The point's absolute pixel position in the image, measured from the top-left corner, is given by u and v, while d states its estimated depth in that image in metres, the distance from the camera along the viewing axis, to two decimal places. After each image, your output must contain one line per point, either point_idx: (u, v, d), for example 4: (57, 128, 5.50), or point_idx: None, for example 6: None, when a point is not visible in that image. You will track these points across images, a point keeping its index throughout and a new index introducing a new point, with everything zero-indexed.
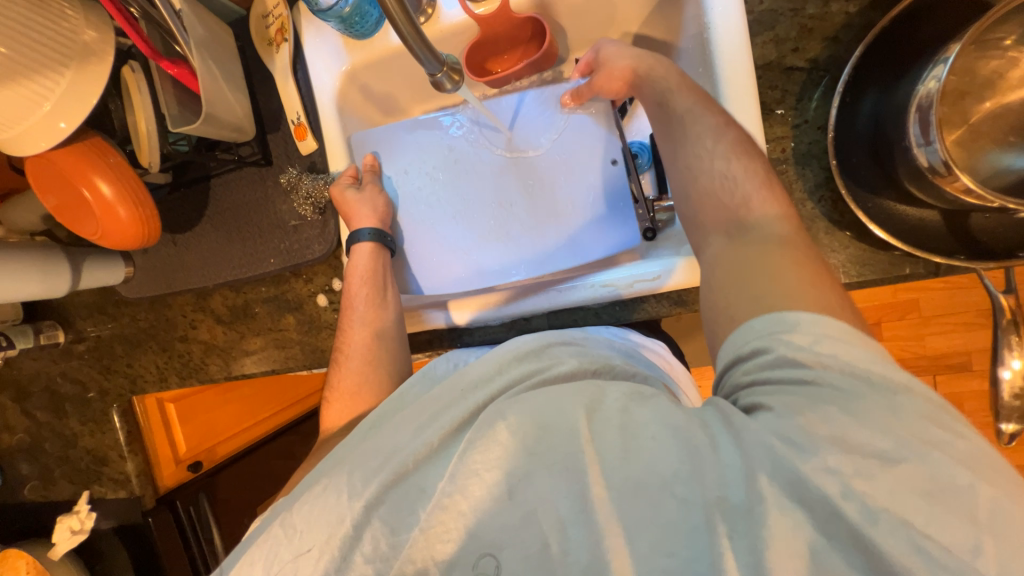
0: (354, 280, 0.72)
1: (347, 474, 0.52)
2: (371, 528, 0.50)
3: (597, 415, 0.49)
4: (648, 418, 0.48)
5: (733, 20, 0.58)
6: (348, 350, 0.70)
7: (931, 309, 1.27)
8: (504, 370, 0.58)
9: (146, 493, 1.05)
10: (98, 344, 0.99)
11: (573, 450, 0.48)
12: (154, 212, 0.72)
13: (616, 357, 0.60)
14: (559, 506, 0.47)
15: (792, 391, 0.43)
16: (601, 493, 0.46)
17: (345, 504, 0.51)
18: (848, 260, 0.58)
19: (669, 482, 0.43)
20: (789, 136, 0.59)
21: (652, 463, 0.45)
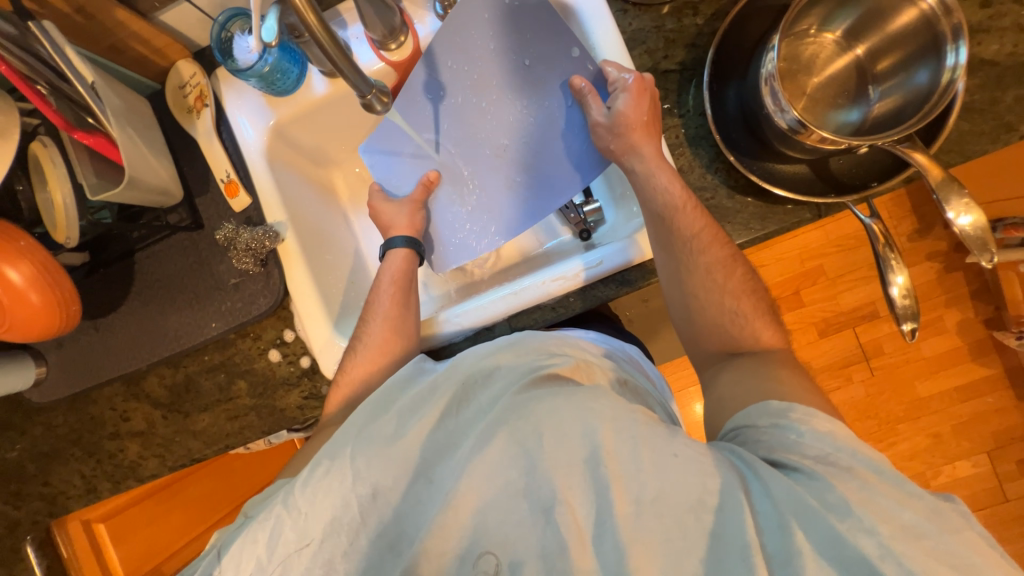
0: (384, 281, 0.73)
1: (351, 457, 0.52)
2: (377, 511, 0.50)
3: (618, 430, 0.47)
4: (670, 436, 0.47)
5: (612, 39, 0.69)
6: (366, 338, 0.70)
7: (833, 270, 1.45)
8: (506, 372, 0.57)
9: None
10: (3, 468, 0.85)
11: (591, 459, 0.46)
12: (74, 292, 0.67)
13: (599, 358, 0.64)
14: (580, 509, 0.46)
15: (796, 452, 0.47)
16: (623, 508, 0.44)
17: (349, 487, 0.51)
18: (751, 217, 0.67)
19: (700, 498, 0.44)
20: (679, 125, 0.69)
21: (677, 485, 0.44)
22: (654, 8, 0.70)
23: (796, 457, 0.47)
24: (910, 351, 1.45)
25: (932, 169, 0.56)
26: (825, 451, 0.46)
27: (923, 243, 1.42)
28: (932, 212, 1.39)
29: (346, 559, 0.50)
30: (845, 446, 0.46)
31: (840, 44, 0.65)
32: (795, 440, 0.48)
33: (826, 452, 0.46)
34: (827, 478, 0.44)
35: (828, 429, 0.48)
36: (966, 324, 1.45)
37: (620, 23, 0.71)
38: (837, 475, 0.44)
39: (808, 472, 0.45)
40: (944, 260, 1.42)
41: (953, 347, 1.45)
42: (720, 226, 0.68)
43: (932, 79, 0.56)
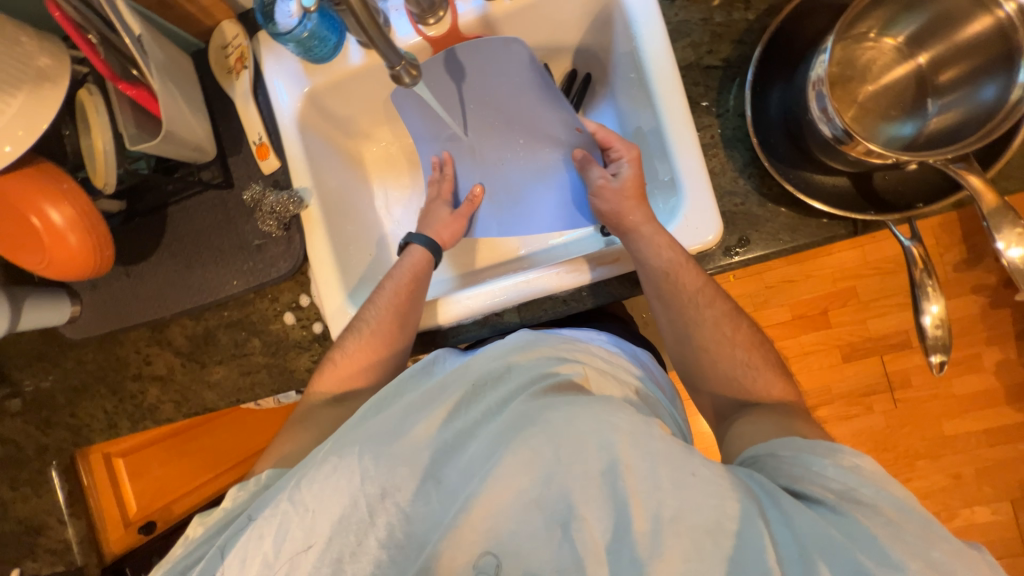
0: (398, 272, 0.74)
1: (360, 456, 0.50)
2: (385, 513, 0.47)
3: (635, 443, 0.45)
4: (684, 453, 0.44)
5: (656, 28, 0.66)
6: (372, 327, 0.70)
7: (866, 293, 1.39)
8: (516, 375, 0.56)
9: (87, 563, 0.95)
10: (35, 396, 0.92)
11: (610, 472, 0.44)
12: (110, 238, 0.70)
13: (618, 369, 0.63)
14: (598, 525, 0.43)
15: (823, 481, 0.46)
16: (642, 527, 0.42)
17: (357, 485, 0.48)
18: (780, 228, 0.65)
19: (715, 520, 0.41)
20: (715, 125, 0.66)
21: (698, 504, 0.42)
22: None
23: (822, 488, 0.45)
24: (939, 387, 1.38)
25: (986, 193, 0.52)
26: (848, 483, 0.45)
27: (969, 275, 1.34)
28: (983, 242, 1.30)
29: (354, 560, 0.46)
30: (874, 483, 0.44)
31: (901, 51, 0.61)
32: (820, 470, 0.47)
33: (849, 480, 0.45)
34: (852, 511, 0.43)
35: (857, 465, 0.46)
36: (1005, 365, 1.36)
37: (666, 13, 0.68)
38: (865, 507, 0.43)
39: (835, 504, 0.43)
40: (990, 295, 1.34)
41: (988, 388, 1.37)
42: (746, 234, 0.66)
43: (1000, 95, 0.51)
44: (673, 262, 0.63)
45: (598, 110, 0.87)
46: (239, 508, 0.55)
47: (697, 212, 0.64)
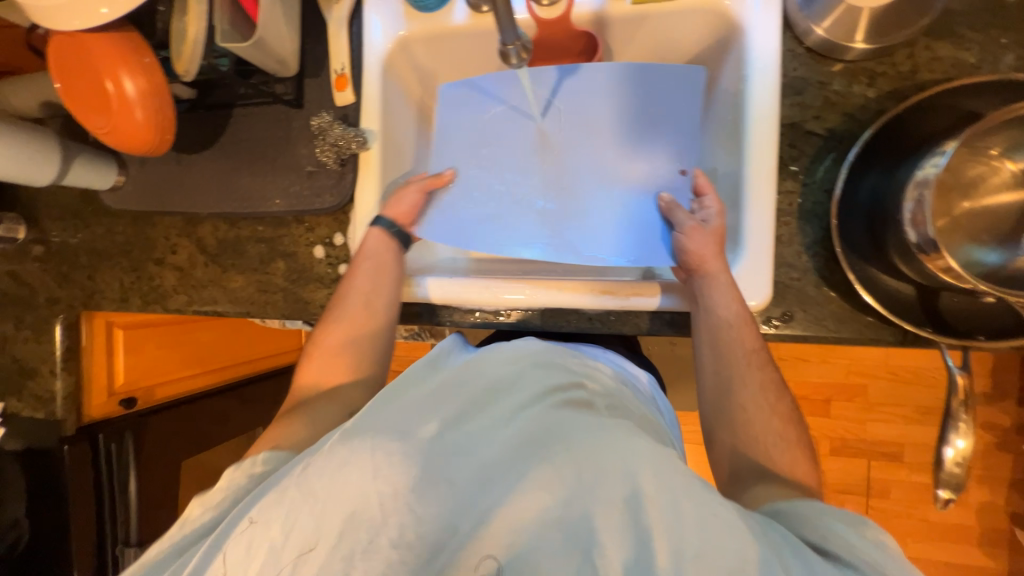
0: (362, 254, 0.71)
1: (371, 446, 0.47)
2: (396, 514, 0.45)
3: (660, 475, 0.45)
4: (708, 491, 0.44)
5: (771, 75, 0.63)
6: (340, 310, 0.69)
7: (875, 396, 1.36)
8: (530, 386, 0.55)
9: (66, 419, 0.98)
10: (62, 249, 0.94)
11: (633, 505, 0.44)
12: (173, 122, 0.70)
13: (623, 392, 0.63)
14: (618, 553, 0.42)
15: (856, 553, 0.44)
16: (664, 563, 0.41)
17: (368, 480, 0.46)
18: (828, 315, 0.63)
19: (738, 564, 0.40)
20: (797, 193, 0.64)
21: (720, 546, 0.41)
22: (827, 62, 0.64)
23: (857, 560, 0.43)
24: (917, 508, 1.36)
25: None
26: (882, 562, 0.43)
27: (984, 410, 1.32)
28: (1008, 382, 1.30)
29: (362, 560, 0.44)
30: (892, 560, 0.44)
31: (1014, 178, 0.58)
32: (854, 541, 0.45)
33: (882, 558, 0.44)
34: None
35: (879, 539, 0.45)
36: (990, 507, 1.33)
37: (784, 64, 0.65)
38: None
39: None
40: (998, 436, 1.31)
41: (965, 525, 1.35)
42: (791, 310, 0.64)
43: None
44: (711, 317, 0.62)
45: None
46: (235, 493, 0.53)
47: (750, 274, 0.63)
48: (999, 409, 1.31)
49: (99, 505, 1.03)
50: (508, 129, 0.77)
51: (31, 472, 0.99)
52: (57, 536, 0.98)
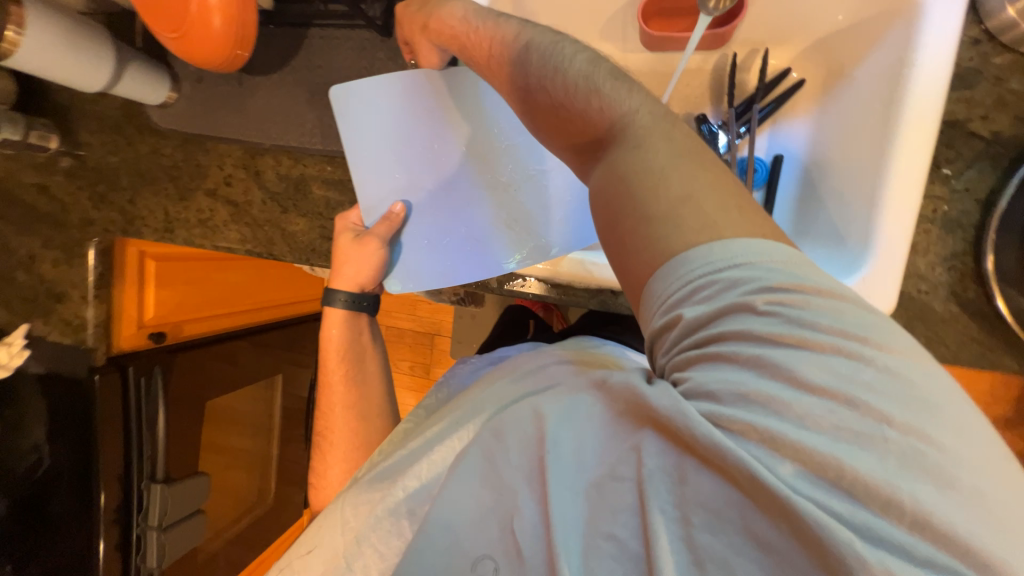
0: (330, 353, 0.78)
1: (336, 510, 0.61)
2: (361, 557, 0.56)
3: (558, 411, 0.46)
4: (595, 411, 0.44)
5: (941, 64, 0.58)
6: (330, 435, 0.77)
7: None
8: (484, 401, 0.63)
9: (98, 347, 0.94)
10: (100, 165, 0.86)
11: (542, 456, 0.44)
12: (253, 32, 0.63)
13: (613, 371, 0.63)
14: (524, 507, 0.44)
15: (743, 378, 0.36)
16: (574, 492, 0.42)
17: (345, 530, 0.59)
18: (951, 334, 0.59)
19: (615, 475, 0.40)
20: (944, 200, 0.60)
21: (604, 448, 0.41)
22: (1003, 55, 0.58)
23: (722, 385, 0.36)
24: None
25: None
26: (799, 365, 0.35)
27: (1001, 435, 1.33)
28: None
29: None
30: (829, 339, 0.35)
31: None
32: (732, 347, 0.37)
33: (774, 350, 0.36)
34: (885, 412, 0.33)
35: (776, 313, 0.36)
36: None
37: (959, 52, 0.59)
38: (809, 397, 0.34)
39: (726, 413, 0.35)
40: None
41: None
42: (913, 325, 0.60)
43: None
44: None
45: (787, 124, 0.78)
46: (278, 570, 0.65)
47: (881, 277, 0.59)
48: (1016, 436, 1.32)
49: (126, 443, 0.98)
50: (396, 152, 0.71)
51: (56, 397, 0.94)
52: (79, 472, 0.93)
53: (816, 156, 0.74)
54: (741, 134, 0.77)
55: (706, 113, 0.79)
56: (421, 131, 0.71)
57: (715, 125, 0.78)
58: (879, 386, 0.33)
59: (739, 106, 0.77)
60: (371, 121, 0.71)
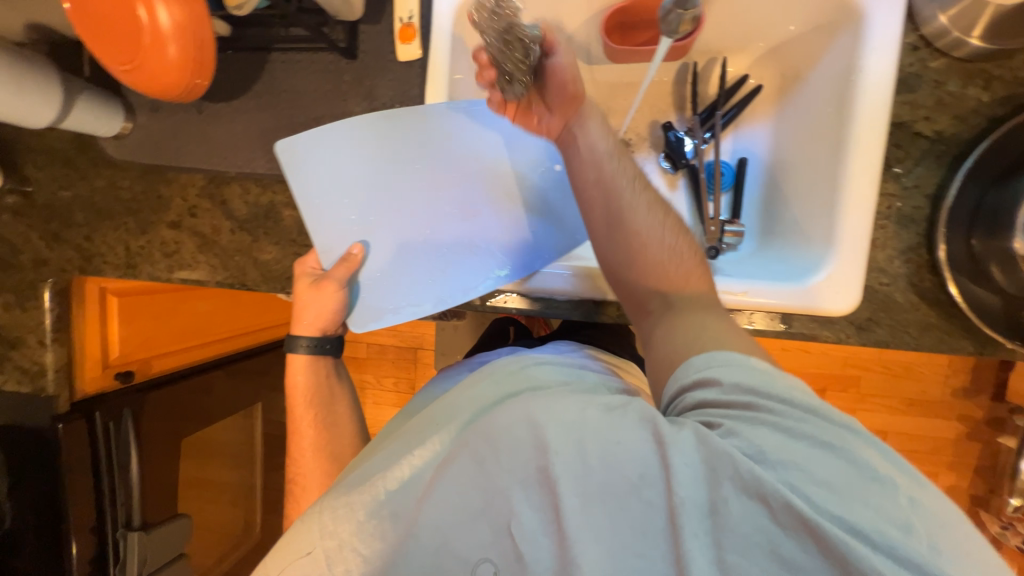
0: (297, 396, 0.76)
1: (316, 511, 0.53)
2: (345, 561, 0.50)
3: (563, 426, 0.46)
4: (607, 428, 0.46)
5: (886, 71, 0.62)
6: (303, 483, 0.71)
7: (868, 387, 1.43)
8: (472, 396, 0.61)
9: (59, 395, 0.88)
10: (49, 201, 0.81)
11: (542, 464, 0.45)
12: (210, 60, 0.61)
13: (582, 376, 0.65)
14: (522, 514, 0.45)
15: (771, 428, 0.43)
16: (571, 503, 0.44)
17: (318, 540, 0.50)
18: (911, 322, 0.63)
19: (633, 483, 0.43)
20: (896, 197, 0.63)
21: (621, 455, 0.44)
22: (941, 59, 0.62)
23: (756, 435, 0.43)
24: None
25: None
26: (810, 425, 0.44)
27: (961, 404, 1.41)
28: (985, 377, 1.39)
29: None
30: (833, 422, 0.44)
31: None
32: (757, 408, 0.45)
33: (790, 416, 0.44)
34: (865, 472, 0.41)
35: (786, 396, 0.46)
36: (958, 492, 1.45)
37: (902, 58, 0.62)
38: (817, 452, 0.42)
39: (770, 455, 0.41)
40: (970, 426, 1.42)
41: None
42: (876, 317, 0.63)
43: None
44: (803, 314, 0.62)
45: (750, 128, 0.82)
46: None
47: (844, 273, 0.62)
48: (973, 403, 1.41)
49: (99, 491, 0.93)
50: (352, 188, 0.70)
51: (15, 449, 0.89)
52: (46, 520, 0.89)
53: (779, 157, 0.78)
54: (706, 140, 0.80)
55: (672, 121, 0.83)
56: (368, 168, 0.70)
57: (681, 132, 0.82)
58: (866, 459, 0.42)
59: (703, 113, 0.80)
60: (326, 163, 0.70)
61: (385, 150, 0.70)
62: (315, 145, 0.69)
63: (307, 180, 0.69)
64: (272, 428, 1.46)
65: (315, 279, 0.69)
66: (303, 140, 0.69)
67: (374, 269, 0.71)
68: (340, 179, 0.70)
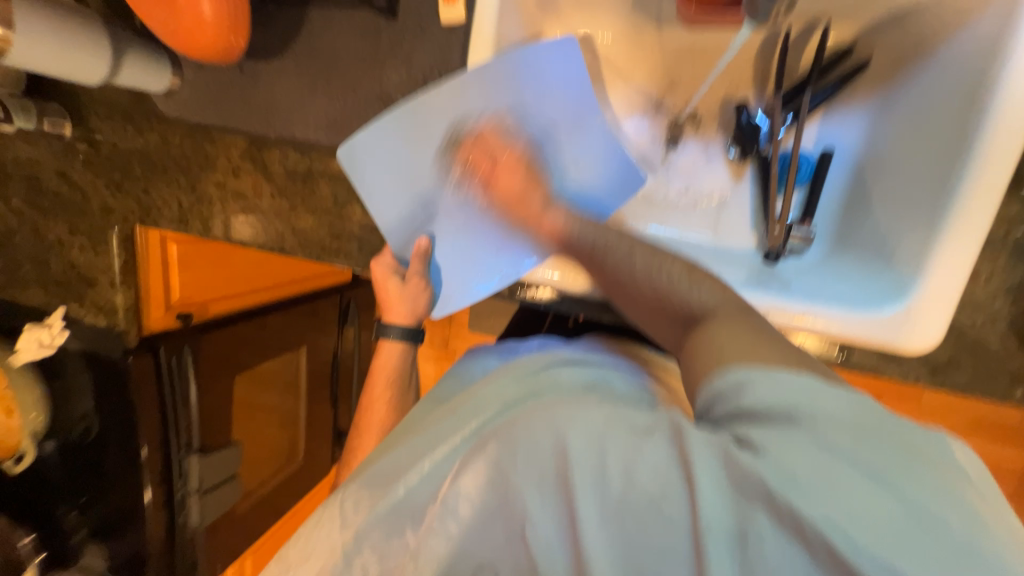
0: (379, 379, 0.72)
1: (337, 505, 0.54)
2: (362, 555, 0.50)
3: (586, 433, 0.40)
4: (637, 443, 0.39)
5: None
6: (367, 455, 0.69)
7: (929, 401, 1.29)
8: (492, 393, 0.57)
9: (129, 330, 0.98)
10: (110, 153, 0.85)
11: (563, 470, 0.39)
12: (245, 22, 0.59)
13: (611, 376, 0.60)
14: (540, 529, 0.40)
15: (816, 448, 0.34)
16: (593, 522, 0.37)
17: (336, 532, 0.52)
18: (1001, 371, 0.56)
19: (654, 498, 0.36)
20: (1019, 224, 0.54)
21: (652, 476, 0.37)
22: None
23: (800, 462, 0.33)
24: None
25: None
26: (869, 448, 0.34)
27: None
28: None
29: None
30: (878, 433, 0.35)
31: None
32: (806, 423, 0.35)
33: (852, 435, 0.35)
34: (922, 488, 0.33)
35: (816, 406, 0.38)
36: None
37: None
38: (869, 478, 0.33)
39: (806, 483, 0.33)
40: None
41: None
42: (959, 359, 0.57)
43: None
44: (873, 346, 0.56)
45: (853, 107, 0.68)
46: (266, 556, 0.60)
47: (926, 308, 0.54)
48: None
49: (166, 417, 1.04)
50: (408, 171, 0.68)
51: (97, 374, 1.01)
52: (125, 428, 1.02)
53: (879, 150, 0.66)
54: (786, 125, 0.69)
55: (746, 101, 0.72)
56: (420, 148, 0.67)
57: (756, 114, 0.71)
58: (939, 489, 0.32)
59: (786, 93, 0.69)
60: (382, 153, 0.68)
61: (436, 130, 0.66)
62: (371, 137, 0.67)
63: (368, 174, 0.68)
64: (315, 367, 1.47)
65: (402, 282, 0.70)
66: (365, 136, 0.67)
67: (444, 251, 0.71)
68: (394, 165, 0.68)
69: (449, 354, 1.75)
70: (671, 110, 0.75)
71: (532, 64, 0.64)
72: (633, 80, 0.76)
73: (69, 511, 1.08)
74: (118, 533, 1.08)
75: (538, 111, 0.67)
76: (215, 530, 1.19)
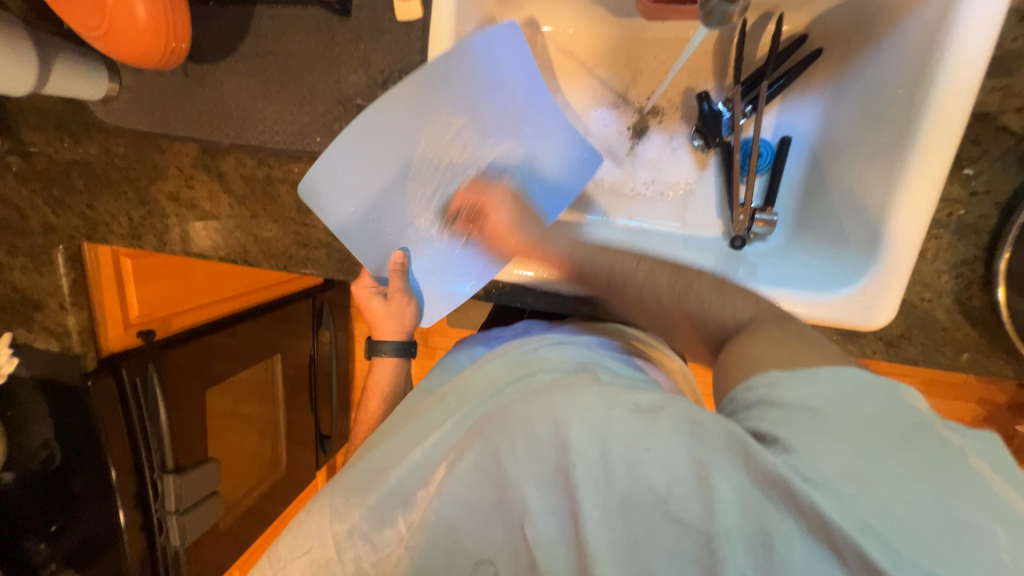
0: (374, 384, 0.76)
1: (329, 500, 0.54)
2: (353, 547, 0.50)
3: (587, 423, 0.40)
4: (636, 428, 0.39)
5: (982, 49, 0.51)
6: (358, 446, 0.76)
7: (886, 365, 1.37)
8: (484, 382, 0.56)
9: (86, 353, 0.93)
10: (46, 165, 0.79)
11: (562, 464, 0.40)
12: (186, 25, 0.56)
13: (599, 355, 0.60)
14: (540, 522, 0.40)
15: (831, 438, 0.35)
16: (592, 509, 0.38)
17: (326, 525, 0.52)
18: (949, 341, 0.60)
19: (660, 495, 0.36)
20: (961, 204, 0.58)
21: (654, 463, 0.37)
22: None
23: (815, 451, 0.34)
24: None
25: None
26: (877, 434, 0.35)
27: (983, 387, 1.35)
28: None
29: None
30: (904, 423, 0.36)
31: None
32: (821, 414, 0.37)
33: (847, 419, 0.36)
34: (945, 473, 0.32)
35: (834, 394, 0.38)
36: None
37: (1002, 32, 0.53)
38: (882, 463, 0.33)
39: (830, 480, 0.33)
40: (990, 410, 1.36)
41: None
42: (911, 334, 0.60)
43: None
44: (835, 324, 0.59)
45: (807, 94, 0.71)
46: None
47: (881, 286, 0.57)
48: (996, 387, 1.35)
49: (133, 439, 0.99)
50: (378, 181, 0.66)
51: (54, 400, 0.95)
52: (89, 455, 0.96)
53: (830, 136, 0.69)
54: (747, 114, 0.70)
55: (708, 91, 0.73)
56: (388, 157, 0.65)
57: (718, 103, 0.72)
58: (958, 479, 0.32)
59: (746, 82, 0.70)
60: (350, 170, 0.64)
61: (401, 137, 0.64)
62: (334, 157, 0.63)
63: (340, 196, 0.65)
64: (292, 370, 1.44)
65: (385, 301, 0.72)
66: (326, 158, 0.63)
67: (424, 258, 0.70)
68: (364, 179, 0.65)
69: (428, 351, 1.74)
70: (636, 102, 0.76)
71: (487, 57, 0.62)
72: (596, 72, 0.75)
73: (38, 544, 1.02)
74: (94, 560, 1.03)
75: (499, 98, 0.65)
76: (199, 548, 1.16)
